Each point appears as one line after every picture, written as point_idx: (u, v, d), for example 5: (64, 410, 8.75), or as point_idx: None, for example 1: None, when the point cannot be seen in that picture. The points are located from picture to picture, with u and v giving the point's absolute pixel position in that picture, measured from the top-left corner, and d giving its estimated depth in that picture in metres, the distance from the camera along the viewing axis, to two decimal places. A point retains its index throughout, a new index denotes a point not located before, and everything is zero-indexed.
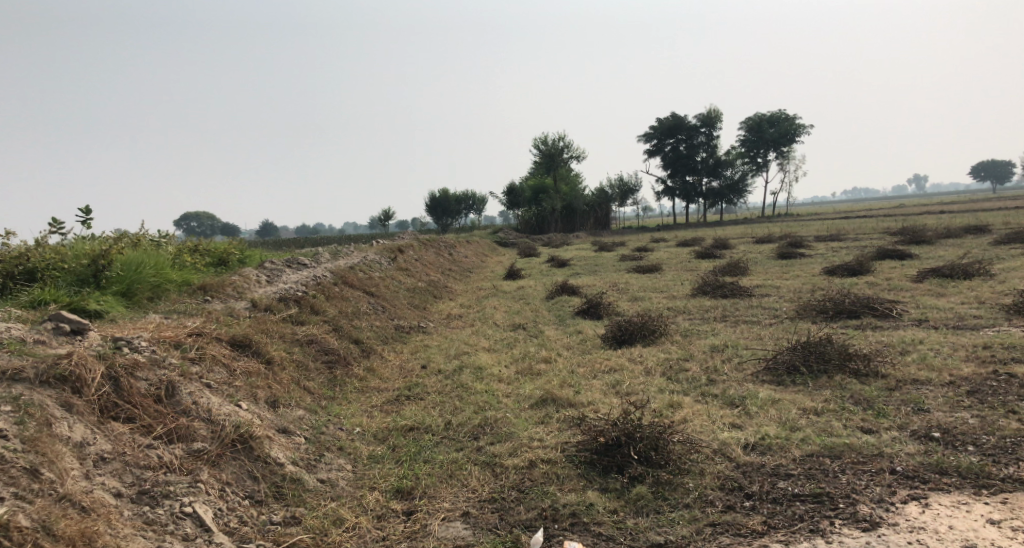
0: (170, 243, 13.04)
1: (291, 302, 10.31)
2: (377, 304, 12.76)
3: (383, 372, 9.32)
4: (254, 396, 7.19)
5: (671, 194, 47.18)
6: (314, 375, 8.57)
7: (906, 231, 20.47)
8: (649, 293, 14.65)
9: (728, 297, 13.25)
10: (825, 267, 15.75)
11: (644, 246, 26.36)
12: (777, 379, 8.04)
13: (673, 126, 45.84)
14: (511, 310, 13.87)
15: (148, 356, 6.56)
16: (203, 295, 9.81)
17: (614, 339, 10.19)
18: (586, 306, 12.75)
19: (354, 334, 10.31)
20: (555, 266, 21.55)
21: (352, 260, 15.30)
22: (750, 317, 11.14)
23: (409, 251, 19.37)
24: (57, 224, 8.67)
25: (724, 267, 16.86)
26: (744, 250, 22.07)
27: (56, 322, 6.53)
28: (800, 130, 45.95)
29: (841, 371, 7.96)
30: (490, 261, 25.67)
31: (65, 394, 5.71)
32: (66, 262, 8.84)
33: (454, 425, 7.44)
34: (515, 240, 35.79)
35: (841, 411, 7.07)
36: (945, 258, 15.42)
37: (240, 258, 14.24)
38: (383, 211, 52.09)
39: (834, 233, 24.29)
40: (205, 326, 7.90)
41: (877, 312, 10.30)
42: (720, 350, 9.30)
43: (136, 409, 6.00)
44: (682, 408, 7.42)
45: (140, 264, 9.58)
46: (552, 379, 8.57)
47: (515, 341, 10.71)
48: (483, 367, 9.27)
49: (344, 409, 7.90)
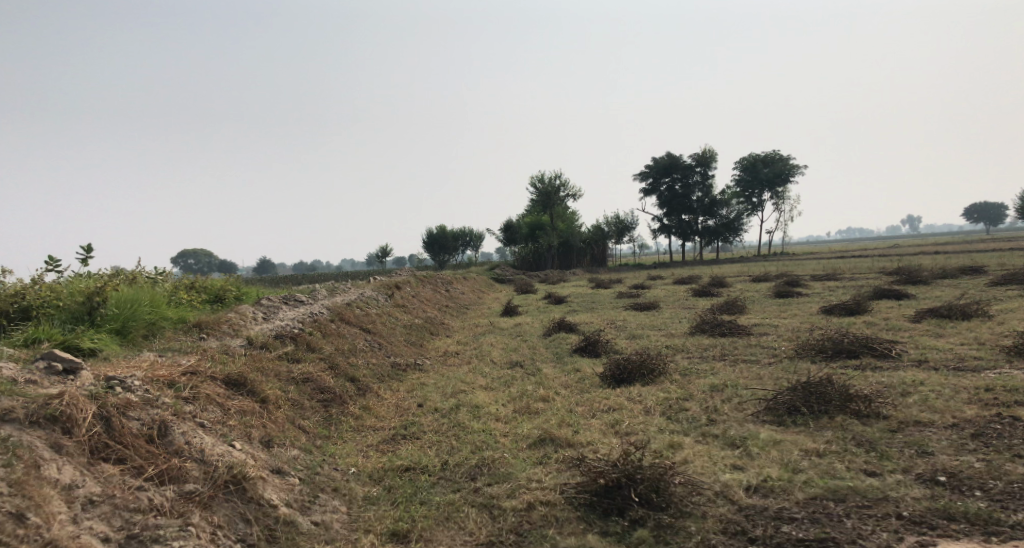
0: (167, 280, 13.02)
1: (286, 339, 10.24)
2: (374, 341, 12.67)
3: (379, 411, 9.21)
4: (248, 436, 7.08)
5: (667, 232, 47.36)
6: (309, 414, 8.47)
7: (901, 271, 20.53)
8: (647, 331, 14.60)
9: (726, 336, 13.20)
10: (822, 306, 15.73)
11: (642, 284, 26.39)
12: (777, 419, 7.95)
13: (669, 166, 46.29)
14: (508, 347, 13.79)
15: (141, 395, 6.46)
16: (198, 333, 9.74)
17: (612, 378, 10.11)
18: (584, 344, 12.67)
19: (350, 372, 10.21)
20: (553, 303, 21.50)
21: (349, 297, 15.26)
22: (748, 356, 11.07)
23: (406, 287, 19.35)
24: (54, 262, 8.66)
25: (721, 306, 16.83)
26: (741, 288, 22.08)
27: (49, 362, 6.45)
28: (795, 170, 46.38)
29: (841, 412, 7.88)
30: (487, 298, 25.64)
31: (54, 435, 5.61)
32: (61, 301, 8.79)
33: (451, 465, 7.32)
34: (512, 277, 35.82)
35: (844, 453, 6.97)
36: (942, 299, 15.43)
37: (236, 294, 14.20)
38: (381, 248, 52.22)
39: (830, 273, 24.35)
40: (199, 364, 7.82)
41: (876, 352, 10.25)
42: (719, 389, 9.21)
43: (128, 449, 5.88)
44: (682, 449, 7.32)
45: (136, 301, 9.55)
46: (550, 418, 8.47)
47: (512, 379, 10.62)
48: (480, 406, 9.18)
49: (339, 449, 7.78)
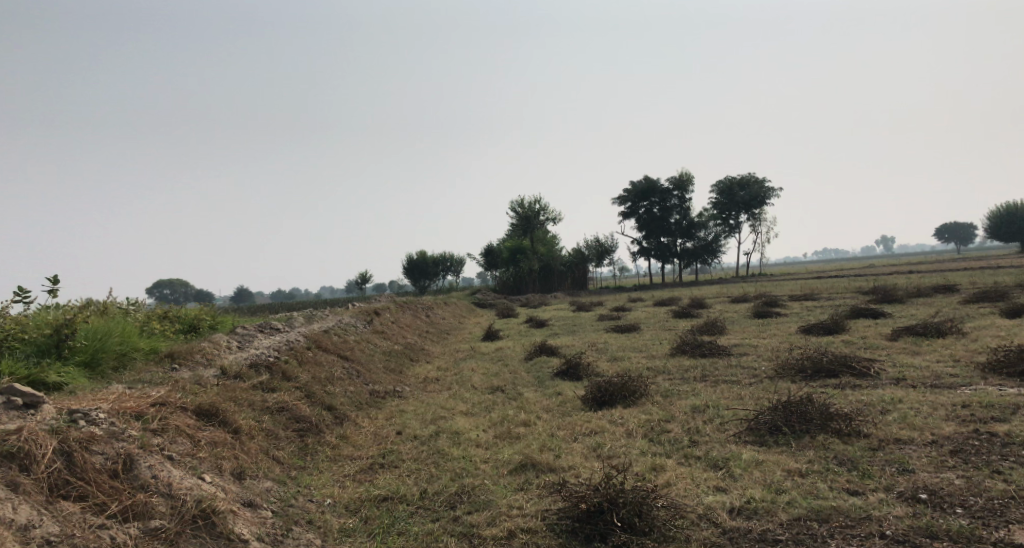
0: (139, 310, 12.77)
1: (261, 368, 10.03)
2: (352, 369, 12.46)
3: (356, 440, 9.02)
4: (219, 468, 6.87)
5: (647, 255, 47.53)
6: (284, 445, 8.26)
7: (877, 290, 20.71)
8: (628, 354, 14.52)
9: (706, 357, 13.16)
10: (801, 326, 15.77)
11: (622, 307, 26.42)
12: (759, 440, 7.88)
13: (646, 189, 46.72)
14: (488, 372, 13.63)
15: (105, 429, 6.25)
16: (170, 363, 9.51)
17: (593, 401, 9.99)
18: (565, 368, 12.57)
19: (327, 401, 10.01)
20: (533, 327, 21.41)
21: (327, 324, 15.05)
22: (729, 377, 11.02)
23: (385, 313, 19.18)
24: (21, 291, 8.50)
25: (701, 327, 16.83)
26: (720, 309, 22.15)
27: (9, 396, 6.23)
28: (771, 193, 46.88)
29: (823, 431, 7.83)
30: (468, 323, 25.51)
31: (11, 474, 5.40)
32: (28, 333, 8.57)
33: (429, 494, 7.14)
34: (492, 301, 35.68)
35: (826, 472, 6.91)
36: (917, 317, 15.55)
37: (211, 323, 13.96)
38: (360, 274, 51.89)
39: (807, 293, 24.54)
40: (169, 395, 7.60)
41: (856, 371, 10.25)
42: (701, 410, 9.13)
43: (90, 486, 5.67)
44: (665, 471, 7.22)
45: (106, 332, 9.33)
46: (531, 443, 8.33)
47: (493, 405, 10.46)
48: (460, 432, 9.02)
49: (314, 480, 7.58)
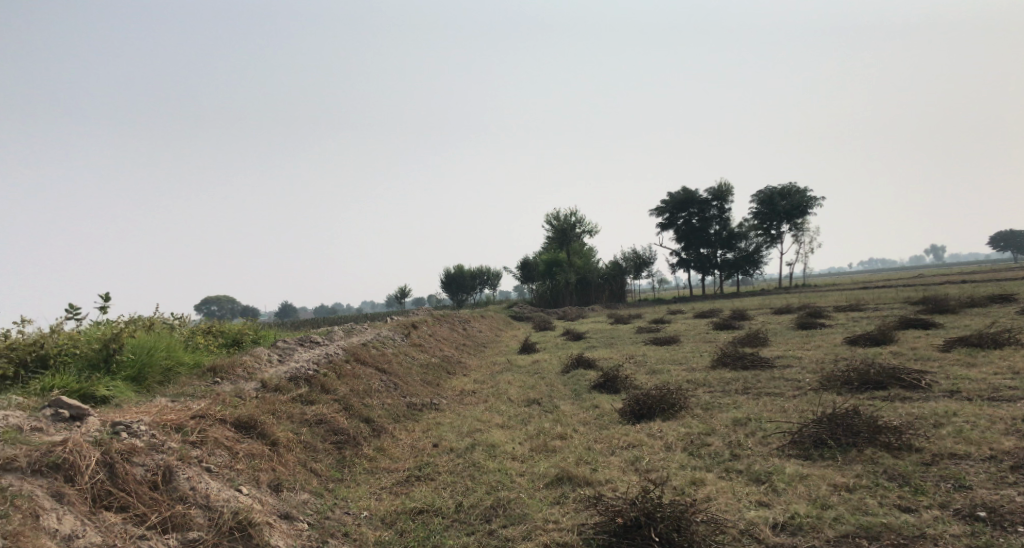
0: (184, 325, 13.06)
1: (300, 381, 10.12)
2: (390, 381, 12.51)
3: (393, 452, 9.02)
4: (256, 480, 6.92)
5: (686, 266, 46.98)
6: (322, 457, 8.30)
7: (929, 300, 20.07)
8: (667, 366, 14.30)
9: (748, 369, 12.88)
10: (848, 337, 15.35)
11: (662, 318, 26.12)
12: (803, 453, 7.65)
13: (685, 200, 46.39)
14: (525, 384, 13.55)
15: (146, 441, 6.34)
16: (212, 377, 9.68)
17: (632, 414, 9.85)
18: (603, 380, 12.43)
19: (365, 413, 10.05)
20: (571, 339, 21.28)
21: (365, 337, 15.15)
22: (772, 389, 10.75)
23: (423, 326, 19.26)
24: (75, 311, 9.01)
25: (742, 339, 16.51)
26: (763, 321, 21.73)
27: (56, 409, 6.36)
28: (814, 201, 45.95)
29: (871, 444, 7.56)
30: (505, 335, 25.48)
31: (57, 484, 5.50)
32: (78, 348, 8.82)
33: (465, 507, 7.08)
34: (529, 314, 35.58)
35: (875, 488, 6.65)
36: (971, 328, 15.01)
37: (253, 338, 14.19)
38: (399, 288, 52.44)
39: (854, 303, 23.95)
40: (209, 407, 7.70)
41: (905, 384, 9.89)
42: (743, 423, 8.91)
43: (131, 497, 5.75)
44: (705, 485, 7.03)
45: (152, 347, 9.54)
46: (568, 456, 8.22)
47: (530, 417, 10.37)
48: (496, 445, 8.96)
49: (351, 492, 7.59)
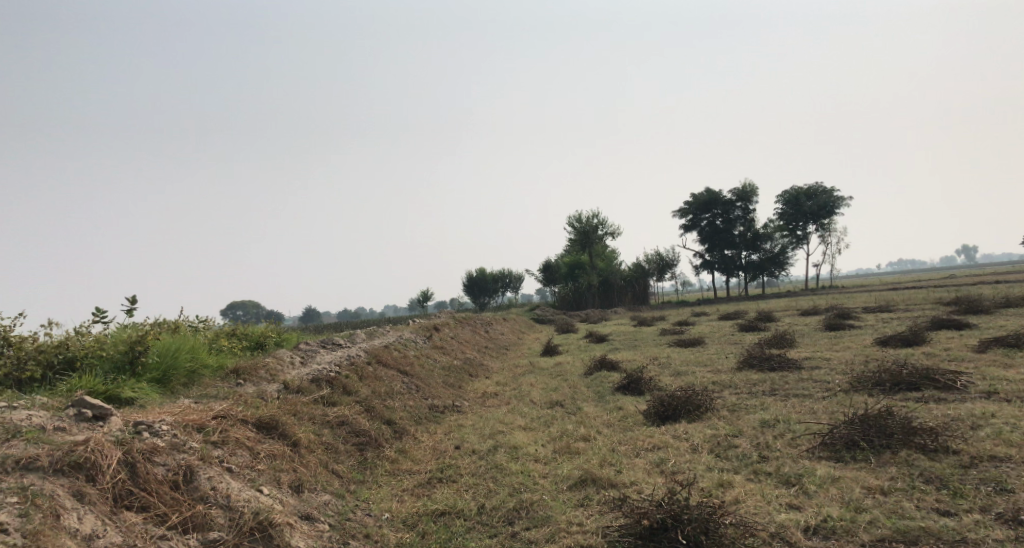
0: (208, 328, 13.12)
1: (322, 383, 10.09)
2: (411, 383, 12.45)
3: (415, 454, 8.93)
4: (277, 481, 6.87)
5: (711, 267, 46.50)
6: (343, 458, 8.24)
7: (962, 301, 19.59)
8: (692, 368, 14.09)
9: (775, 371, 12.63)
10: (878, 338, 15.01)
11: (686, 321, 25.85)
12: (835, 455, 7.44)
13: (708, 201, 46.01)
14: (548, 386, 13.43)
15: (167, 440, 6.31)
16: (235, 379, 9.68)
17: (656, 416, 9.69)
18: (626, 382, 12.26)
19: (387, 415, 9.99)
20: (594, 341, 21.11)
21: (386, 340, 15.12)
22: (800, 391, 10.51)
23: (444, 329, 19.20)
24: (101, 314, 9.06)
25: (769, 340, 16.24)
26: (790, 322, 21.40)
27: (79, 409, 6.35)
28: (840, 202, 45.28)
29: (905, 446, 7.34)
30: (527, 338, 25.34)
31: (78, 483, 5.46)
32: (104, 350, 8.86)
33: (487, 509, 6.98)
34: (552, 317, 35.39)
35: (912, 490, 6.44)
36: (1007, 328, 14.62)
37: (276, 340, 14.22)
38: (422, 292, 52.53)
39: (883, 304, 23.50)
40: (231, 408, 7.68)
41: (940, 385, 9.62)
42: (771, 425, 8.70)
43: (151, 497, 5.72)
44: (733, 487, 6.86)
45: (177, 349, 9.57)
46: (591, 458, 8.09)
47: (552, 419, 10.24)
48: (518, 447, 8.85)
49: (372, 494, 7.52)
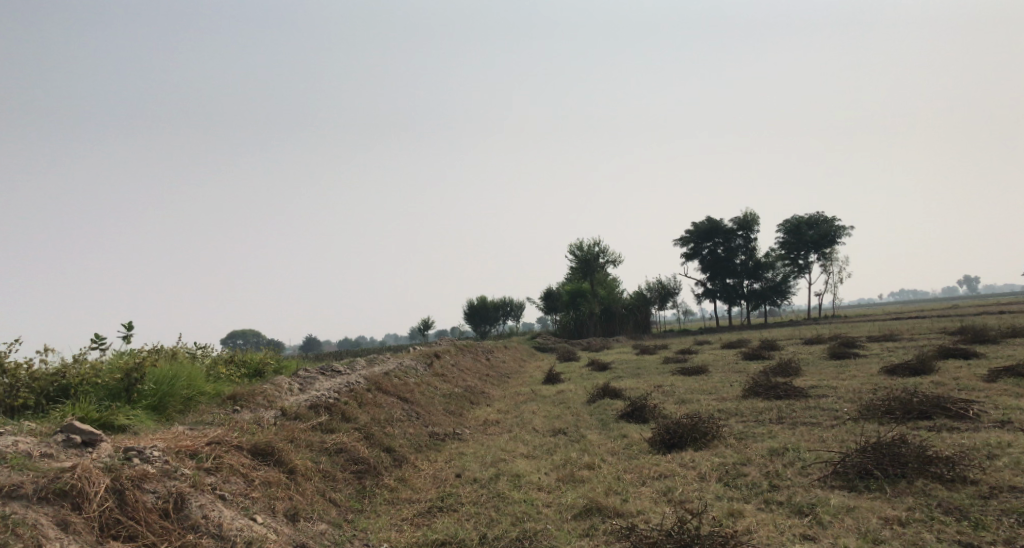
0: (206, 354, 12.95)
1: (321, 409, 9.89)
2: (411, 410, 12.24)
3: (415, 483, 8.70)
4: (272, 509, 6.65)
5: (712, 296, 46.29)
6: (341, 487, 8.01)
7: (968, 330, 19.37)
8: (696, 396, 13.85)
9: (781, 399, 12.41)
10: (884, 367, 14.78)
11: (689, 349, 25.61)
12: (848, 484, 7.22)
13: (710, 230, 46.03)
14: (550, 414, 13.19)
15: (158, 467, 6.10)
16: (232, 406, 9.49)
17: (662, 443, 9.46)
18: (630, 410, 12.04)
19: (386, 442, 9.76)
20: (596, 369, 20.88)
21: (386, 366, 14.92)
22: (808, 419, 10.29)
23: (445, 356, 18.98)
24: (98, 340, 8.91)
25: (774, 368, 16.02)
26: (794, 350, 21.18)
27: (68, 434, 6.16)
28: (842, 231, 45.26)
29: (921, 475, 7.12)
30: (528, 366, 25.07)
31: (63, 512, 5.25)
32: (100, 377, 8.70)
33: (490, 539, 6.74)
34: (553, 345, 35.09)
35: (931, 521, 6.21)
36: (1016, 358, 14.41)
37: (275, 367, 14.03)
38: (422, 320, 52.32)
39: (888, 334, 23.28)
40: (225, 434, 7.49)
41: (952, 414, 9.41)
42: (780, 453, 8.49)
43: (140, 525, 5.51)
44: (744, 517, 6.62)
45: (173, 377, 9.40)
46: (596, 486, 7.87)
47: (555, 447, 10.01)
48: (521, 475, 8.63)
49: (371, 524, 7.29)
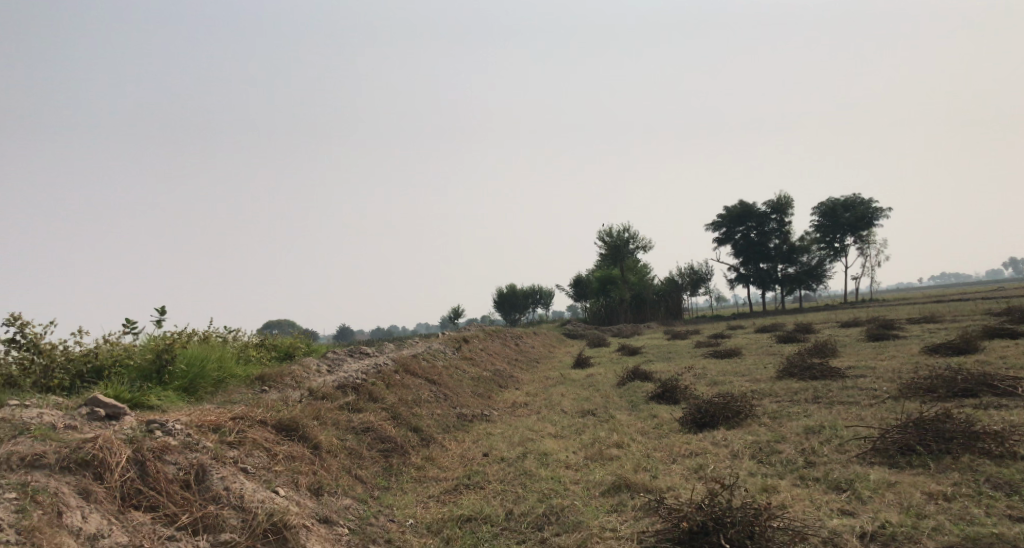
0: (237, 339, 13.02)
1: (348, 390, 9.83)
2: (439, 392, 12.16)
3: (442, 462, 8.61)
4: (295, 483, 6.59)
5: (746, 281, 45.59)
6: (367, 464, 7.94)
7: (1014, 311, 18.72)
8: (730, 377, 13.55)
9: (818, 379, 12.08)
10: (926, 347, 14.31)
11: (722, 333, 25.21)
12: (888, 460, 6.94)
13: (742, 214, 45.34)
14: (579, 396, 13.01)
15: (180, 439, 6.08)
16: (260, 386, 9.50)
17: (693, 422, 9.23)
18: (661, 391, 11.81)
19: (413, 422, 9.68)
20: (627, 354, 20.62)
21: (415, 350, 14.88)
22: (846, 398, 9.96)
23: (474, 341, 18.90)
24: (131, 323, 8.97)
25: (809, 350, 15.61)
26: (831, 333, 20.68)
27: (91, 408, 6.17)
28: (879, 213, 44.17)
29: (967, 451, 6.81)
30: (557, 351, 24.90)
31: (84, 481, 5.23)
32: (133, 359, 8.75)
33: (516, 515, 6.61)
34: (583, 332, 34.78)
35: (979, 496, 5.92)
36: None
37: (305, 351, 14.06)
38: (452, 310, 52.40)
39: (930, 316, 22.62)
40: (249, 410, 7.45)
41: (998, 391, 9.04)
42: (816, 431, 8.21)
43: (161, 496, 5.48)
44: (778, 492, 6.40)
45: (204, 359, 9.43)
46: (625, 464, 7.69)
47: (584, 427, 9.85)
48: (548, 453, 8.49)
49: (396, 500, 7.21)
